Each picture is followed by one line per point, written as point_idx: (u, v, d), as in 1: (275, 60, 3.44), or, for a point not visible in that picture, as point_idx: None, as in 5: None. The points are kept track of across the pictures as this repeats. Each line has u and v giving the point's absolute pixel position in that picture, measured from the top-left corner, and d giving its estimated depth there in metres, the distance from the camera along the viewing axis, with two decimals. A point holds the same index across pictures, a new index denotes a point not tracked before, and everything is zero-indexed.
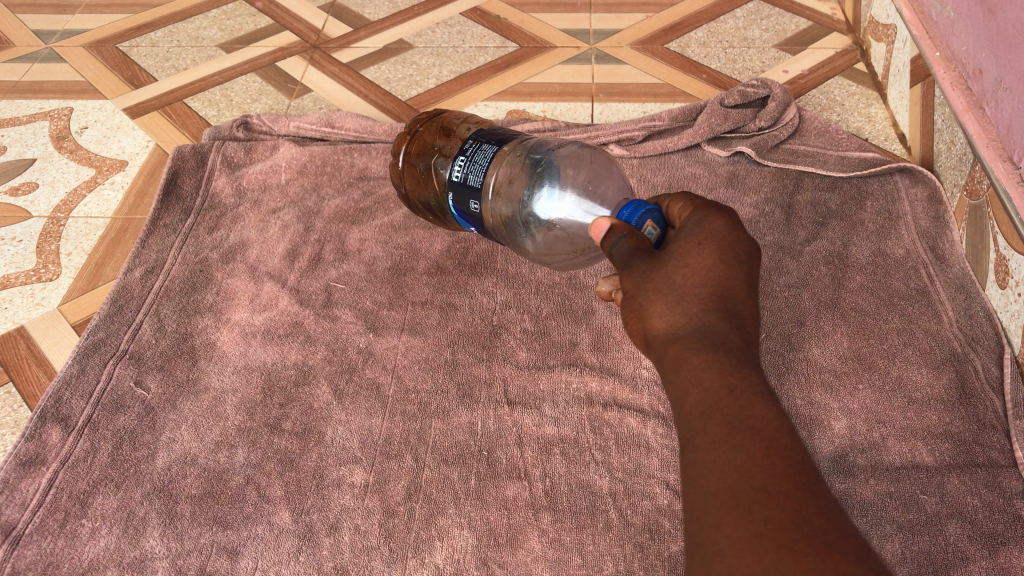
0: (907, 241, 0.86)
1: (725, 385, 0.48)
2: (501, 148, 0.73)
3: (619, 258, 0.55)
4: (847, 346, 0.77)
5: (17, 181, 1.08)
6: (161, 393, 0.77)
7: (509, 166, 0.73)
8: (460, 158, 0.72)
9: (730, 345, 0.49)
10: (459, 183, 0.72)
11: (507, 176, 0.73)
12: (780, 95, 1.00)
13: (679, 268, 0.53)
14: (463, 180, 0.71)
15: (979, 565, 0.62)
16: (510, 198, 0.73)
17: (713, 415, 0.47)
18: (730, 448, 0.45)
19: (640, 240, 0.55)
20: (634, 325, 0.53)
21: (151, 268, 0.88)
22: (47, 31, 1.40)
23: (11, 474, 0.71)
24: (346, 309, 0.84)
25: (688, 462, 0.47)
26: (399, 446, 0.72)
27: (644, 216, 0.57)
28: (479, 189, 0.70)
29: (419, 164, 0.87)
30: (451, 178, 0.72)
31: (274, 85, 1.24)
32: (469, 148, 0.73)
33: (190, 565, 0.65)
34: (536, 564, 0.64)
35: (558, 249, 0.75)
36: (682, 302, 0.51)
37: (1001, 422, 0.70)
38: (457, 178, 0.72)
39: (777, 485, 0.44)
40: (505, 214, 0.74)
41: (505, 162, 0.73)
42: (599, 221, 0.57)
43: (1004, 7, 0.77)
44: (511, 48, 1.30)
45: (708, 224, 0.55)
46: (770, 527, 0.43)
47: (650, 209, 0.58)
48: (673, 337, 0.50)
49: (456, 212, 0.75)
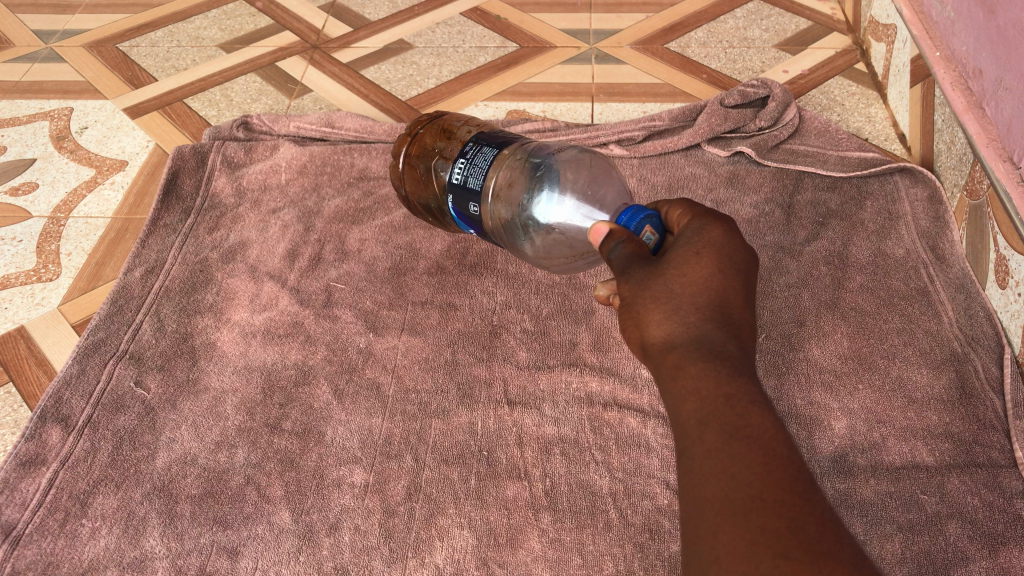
0: (906, 241, 0.86)
1: (722, 393, 0.48)
2: (501, 152, 0.73)
3: (617, 264, 0.55)
4: (847, 345, 0.77)
5: (17, 181, 1.08)
6: (161, 393, 0.77)
7: (508, 169, 0.73)
8: (460, 161, 0.72)
9: (728, 353, 0.50)
10: (458, 185, 0.71)
11: (506, 180, 0.73)
12: (780, 95, 1.00)
13: (677, 276, 0.52)
14: (463, 182, 0.71)
15: (979, 565, 0.62)
16: (509, 201, 0.73)
17: (710, 424, 0.47)
18: (729, 456, 0.45)
19: (639, 246, 0.56)
20: (632, 332, 0.53)
21: (151, 268, 0.88)
22: (47, 31, 1.40)
23: (11, 474, 0.71)
24: (346, 309, 0.84)
25: (685, 470, 0.47)
26: (400, 446, 0.72)
27: (643, 222, 0.57)
28: (478, 193, 0.70)
29: (419, 166, 0.88)
30: (450, 180, 0.72)
31: (274, 85, 1.24)
32: (469, 150, 0.72)
33: (190, 565, 0.65)
34: (536, 564, 0.64)
35: (557, 253, 0.75)
36: (679, 311, 0.51)
37: (1001, 422, 0.70)
38: (457, 180, 0.72)
39: (776, 495, 0.44)
40: (504, 217, 0.74)
41: (504, 166, 0.73)
42: (598, 225, 0.58)
43: (1004, 8, 0.77)
44: (511, 48, 1.30)
45: (705, 233, 0.55)
46: (767, 537, 0.43)
47: (649, 214, 0.58)
48: (669, 347, 0.51)
49: (455, 214, 0.75)
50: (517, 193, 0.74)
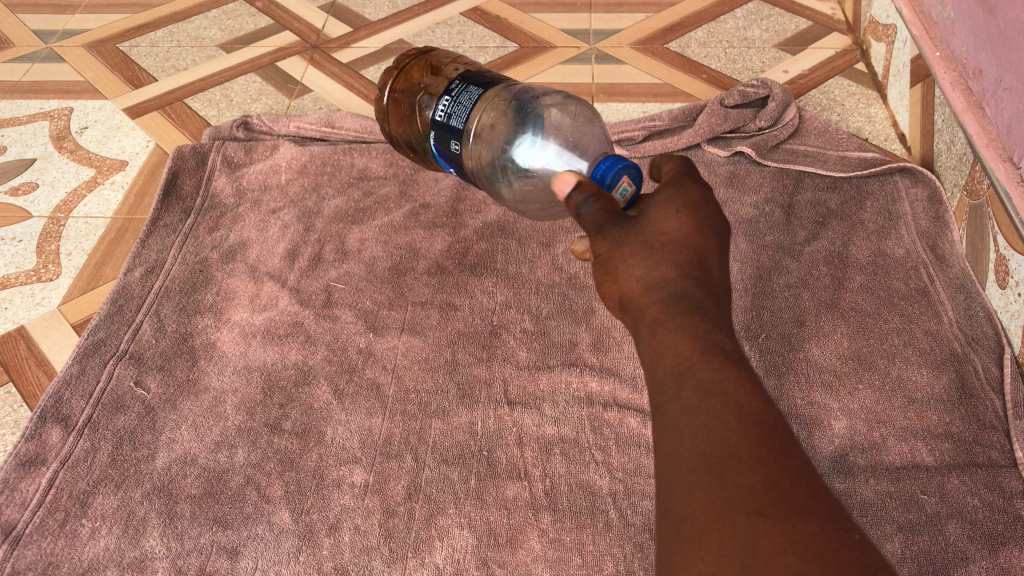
0: (906, 241, 0.86)
1: (698, 348, 0.47)
2: (487, 92, 0.72)
3: (588, 219, 0.54)
4: (847, 345, 0.77)
5: (17, 182, 1.08)
6: (161, 393, 0.77)
7: (493, 110, 0.73)
8: (445, 98, 0.71)
9: (706, 311, 0.49)
10: (441, 122, 0.71)
11: (489, 121, 0.72)
12: (780, 95, 1.00)
13: (654, 232, 0.52)
14: (446, 120, 0.71)
15: (979, 565, 0.62)
16: (491, 143, 0.73)
17: (686, 380, 0.47)
18: (705, 413, 0.45)
19: (608, 202, 0.54)
20: (609, 288, 0.53)
21: (151, 268, 0.88)
22: (47, 31, 1.40)
23: (11, 474, 0.71)
24: (346, 309, 0.84)
25: (659, 425, 0.47)
26: (400, 446, 0.72)
27: (620, 174, 0.56)
28: (460, 132, 0.70)
29: (403, 102, 0.88)
30: (434, 117, 0.72)
31: (274, 85, 1.24)
32: (455, 87, 0.72)
33: (190, 565, 0.65)
34: (536, 564, 0.64)
35: (533, 200, 0.76)
36: (657, 268, 0.51)
37: (1001, 422, 0.70)
38: (440, 117, 0.71)
39: (750, 449, 0.44)
40: (484, 158, 0.73)
41: (489, 107, 0.72)
42: (564, 176, 0.56)
43: (1004, 7, 0.77)
44: (511, 48, 1.30)
45: (685, 191, 0.54)
46: (743, 490, 0.43)
47: (627, 166, 0.56)
48: (646, 298, 0.50)
49: (437, 152, 0.74)
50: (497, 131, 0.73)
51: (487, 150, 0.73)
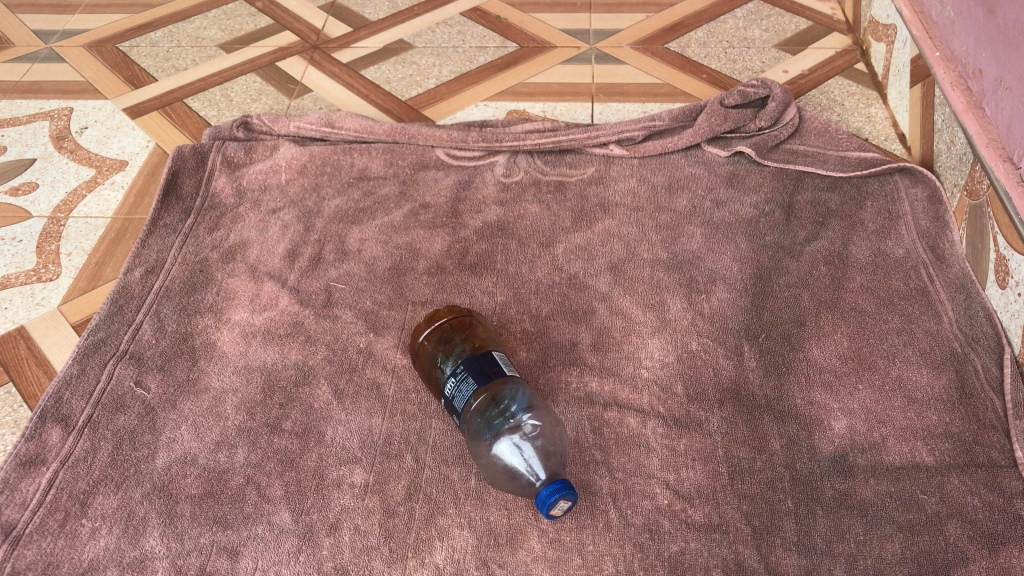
0: (906, 241, 0.86)
1: None
2: (484, 393, 0.67)
3: None
4: (847, 345, 0.77)
5: (17, 181, 1.08)
6: (161, 393, 0.77)
7: (484, 412, 0.67)
8: (456, 377, 0.68)
9: None
10: (450, 395, 0.68)
11: (483, 417, 0.67)
12: (780, 95, 1.01)
13: None
14: (454, 396, 0.68)
15: (979, 565, 0.62)
16: (481, 422, 0.67)
17: None
18: None
19: None
20: None
21: (151, 268, 0.88)
22: (47, 31, 1.40)
23: (11, 474, 0.70)
24: (346, 309, 0.84)
25: None
26: (400, 446, 0.72)
27: (557, 500, 0.60)
28: (462, 412, 0.67)
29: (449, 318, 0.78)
30: (447, 386, 0.69)
31: (274, 85, 1.24)
32: (465, 374, 0.68)
33: (190, 565, 0.65)
34: (536, 565, 0.64)
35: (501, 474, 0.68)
36: None
37: (1001, 422, 0.70)
38: (451, 390, 0.68)
39: None
40: (472, 430, 0.67)
41: (483, 406, 0.67)
42: None
43: (1004, 8, 0.77)
44: (511, 48, 1.30)
45: None
46: None
47: (565, 493, 0.61)
48: None
49: (445, 393, 0.70)
50: (474, 443, 0.67)
51: (496, 351, 0.70)
